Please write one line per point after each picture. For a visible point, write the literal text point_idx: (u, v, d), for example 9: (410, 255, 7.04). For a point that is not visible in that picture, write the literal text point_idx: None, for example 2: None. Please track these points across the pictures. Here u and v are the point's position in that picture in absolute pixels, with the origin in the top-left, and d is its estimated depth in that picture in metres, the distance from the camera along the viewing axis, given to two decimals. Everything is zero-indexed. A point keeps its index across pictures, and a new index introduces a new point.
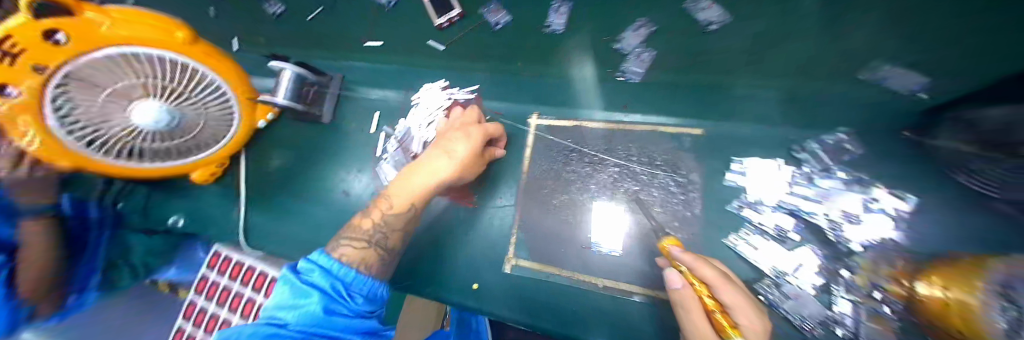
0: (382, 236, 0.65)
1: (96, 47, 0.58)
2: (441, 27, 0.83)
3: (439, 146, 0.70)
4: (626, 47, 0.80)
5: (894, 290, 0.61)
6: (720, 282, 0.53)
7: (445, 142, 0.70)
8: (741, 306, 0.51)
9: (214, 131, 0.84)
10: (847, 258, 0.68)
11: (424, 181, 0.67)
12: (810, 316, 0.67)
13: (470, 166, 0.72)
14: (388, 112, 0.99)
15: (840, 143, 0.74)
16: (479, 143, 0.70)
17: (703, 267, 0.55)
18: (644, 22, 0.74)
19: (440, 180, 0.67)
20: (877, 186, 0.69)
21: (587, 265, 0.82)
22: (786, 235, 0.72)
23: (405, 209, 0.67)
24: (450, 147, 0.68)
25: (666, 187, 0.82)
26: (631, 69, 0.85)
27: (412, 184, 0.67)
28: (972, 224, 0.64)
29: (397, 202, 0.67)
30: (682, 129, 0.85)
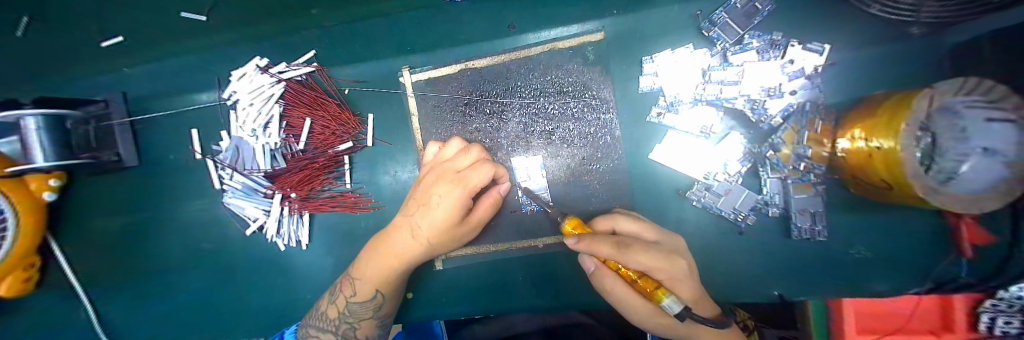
0: (348, 326, 0.62)
1: None
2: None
3: (411, 217, 0.60)
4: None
5: (818, 154, 0.57)
6: (625, 251, 0.43)
7: (417, 211, 0.59)
8: (653, 267, 0.43)
9: None
10: (771, 136, 0.61)
11: (395, 261, 0.60)
12: (742, 207, 0.62)
13: (449, 240, 0.60)
14: (220, 125, 0.73)
15: (748, 4, 0.60)
16: (453, 213, 0.55)
17: (602, 248, 0.42)
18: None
19: (408, 259, 0.60)
20: (793, 44, 0.60)
21: (518, 228, 0.72)
22: (711, 128, 0.63)
23: (370, 296, 0.61)
24: (416, 221, 0.58)
25: (582, 116, 0.70)
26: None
27: (372, 267, 0.61)
28: (873, 57, 0.62)
29: (361, 286, 0.61)
30: (582, 39, 0.70)
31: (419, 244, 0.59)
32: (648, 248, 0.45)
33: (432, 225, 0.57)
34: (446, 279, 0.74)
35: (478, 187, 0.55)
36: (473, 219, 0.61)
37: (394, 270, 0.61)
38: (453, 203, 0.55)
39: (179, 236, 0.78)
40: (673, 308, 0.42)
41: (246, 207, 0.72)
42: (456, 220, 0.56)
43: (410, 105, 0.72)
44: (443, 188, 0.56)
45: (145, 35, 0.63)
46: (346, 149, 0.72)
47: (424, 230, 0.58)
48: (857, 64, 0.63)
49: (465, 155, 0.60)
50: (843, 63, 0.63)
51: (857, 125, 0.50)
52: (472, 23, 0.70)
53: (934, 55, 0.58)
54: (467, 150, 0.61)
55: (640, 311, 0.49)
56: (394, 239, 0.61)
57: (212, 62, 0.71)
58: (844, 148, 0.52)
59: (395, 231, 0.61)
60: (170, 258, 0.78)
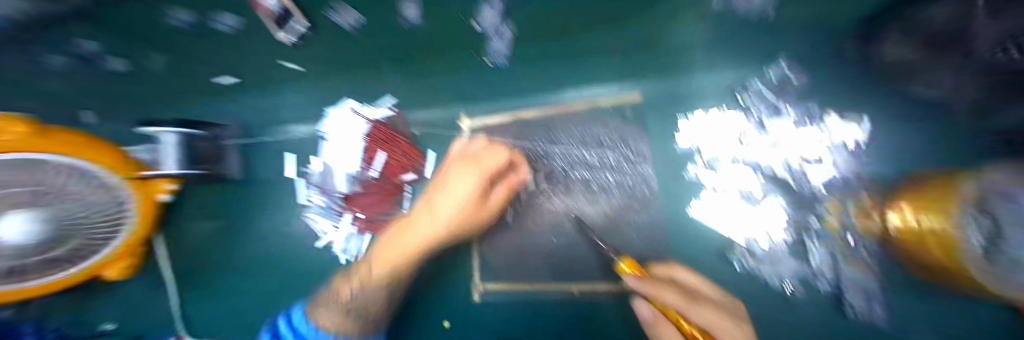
0: (359, 307, 0.68)
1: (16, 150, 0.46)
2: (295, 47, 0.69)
3: (432, 205, 0.69)
4: (485, 21, 0.63)
5: (867, 228, 0.59)
6: (687, 304, 0.51)
7: (434, 196, 0.70)
8: (711, 324, 0.49)
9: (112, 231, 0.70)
10: (814, 205, 0.63)
11: (404, 254, 0.67)
12: (789, 275, 0.62)
13: (467, 226, 0.69)
14: (306, 151, 0.87)
15: (784, 78, 0.67)
16: (474, 195, 0.67)
17: (666, 294, 0.52)
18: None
19: (429, 238, 0.67)
20: (830, 115, 0.64)
21: (554, 271, 0.75)
22: (750, 191, 0.66)
23: (379, 282, 0.68)
24: (437, 207, 0.67)
25: (620, 167, 0.76)
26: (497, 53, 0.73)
27: (404, 243, 0.68)
28: None
29: (376, 271, 0.69)
30: (622, 99, 0.78)
31: (439, 230, 0.67)
32: (710, 307, 0.53)
33: (452, 215, 0.66)
34: (479, 315, 0.76)
35: (493, 168, 0.69)
36: (493, 202, 0.71)
37: (415, 256, 0.68)
38: (470, 188, 0.67)
39: (254, 242, 0.90)
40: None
41: (321, 221, 0.85)
42: (476, 200, 0.68)
43: (464, 145, 0.82)
44: (461, 171, 0.69)
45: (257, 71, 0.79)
46: (409, 180, 0.83)
47: (442, 217, 0.66)
48: (938, 137, 0.57)
49: (489, 150, 0.74)
50: (909, 135, 0.60)
51: (907, 198, 0.54)
52: (523, 79, 0.80)
53: None
54: (490, 147, 0.75)
55: None
56: (414, 222, 0.70)
57: (309, 99, 0.87)
58: (895, 225, 0.55)
59: (405, 227, 0.70)
60: (243, 261, 0.90)
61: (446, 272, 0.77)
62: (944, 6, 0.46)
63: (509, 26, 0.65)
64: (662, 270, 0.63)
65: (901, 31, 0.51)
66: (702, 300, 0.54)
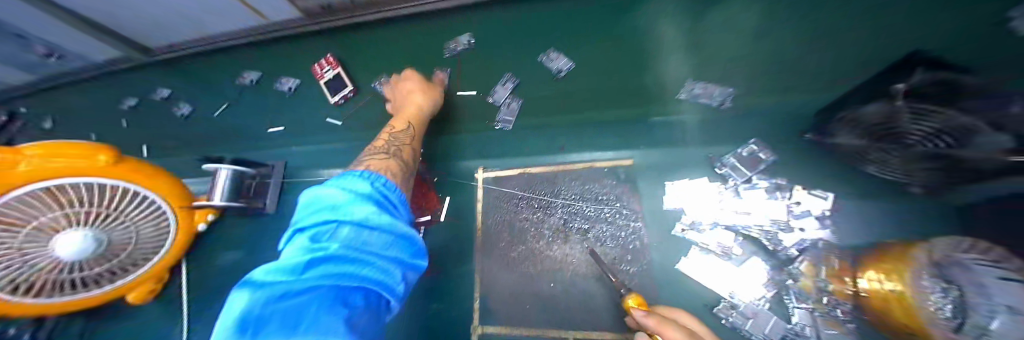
0: (395, 148, 0.70)
1: (36, 182, 0.59)
2: (339, 104, 0.99)
3: (404, 106, 0.81)
4: (498, 98, 0.91)
5: (839, 291, 0.64)
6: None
7: (411, 98, 0.81)
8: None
9: (149, 249, 0.81)
10: (790, 266, 0.69)
11: (406, 115, 0.78)
12: (773, 333, 0.65)
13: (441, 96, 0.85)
14: None
15: (754, 153, 0.80)
16: (432, 89, 0.84)
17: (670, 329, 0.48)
18: (509, 78, 0.88)
19: (424, 102, 0.81)
20: (797, 188, 0.75)
21: (553, 316, 0.81)
22: (730, 249, 0.73)
23: (404, 128, 0.76)
24: (419, 100, 0.81)
25: (614, 221, 0.84)
26: (504, 118, 0.94)
27: (399, 135, 0.74)
28: (870, 205, 0.73)
29: (366, 157, 0.68)
30: (615, 162, 0.90)
31: (423, 101, 0.81)
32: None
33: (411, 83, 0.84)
34: None
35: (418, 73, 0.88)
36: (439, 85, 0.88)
37: (420, 111, 0.80)
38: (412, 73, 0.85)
39: None
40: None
41: None
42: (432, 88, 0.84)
43: (478, 194, 0.95)
44: (413, 92, 0.82)
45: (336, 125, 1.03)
46: (424, 221, 0.90)
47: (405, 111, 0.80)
48: (872, 210, 0.73)
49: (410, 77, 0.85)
50: None
51: (872, 267, 0.59)
52: (532, 141, 0.96)
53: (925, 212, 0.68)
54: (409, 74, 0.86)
55: None
56: (404, 109, 0.80)
57: (353, 147, 1.04)
58: (865, 287, 0.58)
59: (395, 130, 0.75)
60: None
61: (455, 308, 0.87)
62: (875, 105, 0.59)
63: (517, 102, 0.92)
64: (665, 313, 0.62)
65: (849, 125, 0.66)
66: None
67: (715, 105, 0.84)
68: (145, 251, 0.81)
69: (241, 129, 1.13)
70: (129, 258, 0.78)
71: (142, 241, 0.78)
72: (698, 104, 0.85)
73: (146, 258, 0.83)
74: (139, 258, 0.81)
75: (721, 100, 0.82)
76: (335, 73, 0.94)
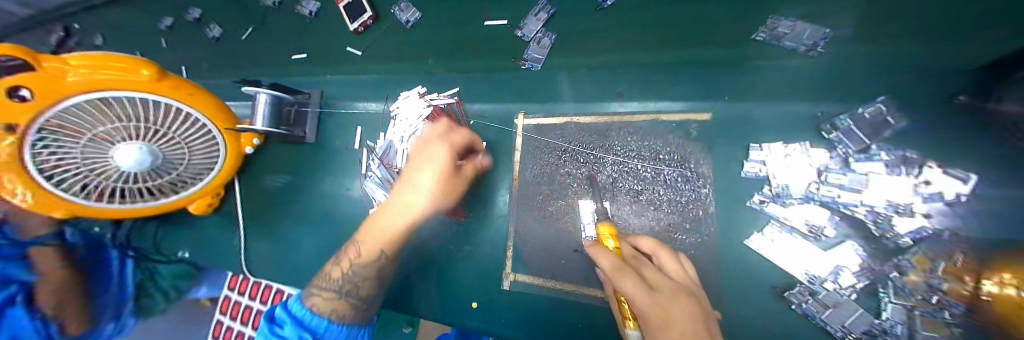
0: (348, 286, 0.68)
1: (65, 96, 0.58)
2: (358, 31, 0.94)
3: (399, 196, 0.68)
4: (528, 32, 0.85)
5: (955, 291, 0.52)
6: (620, 273, 0.47)
7: (405, 189, 0.68)
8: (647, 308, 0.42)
9: (200, 168, 0.82)
10: (896, 257, 0.58)
11: (385, 233, 0.69)
12: (853, 327, 0.57)
13: (445, 194, 0.72)
14: (368, 126, 0.93)
15: (879, 115, 0.61)
16: (445, 168, 0.66)
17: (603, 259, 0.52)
18: (543, 7, 0.85)
19: (416, 213, 0.69)
20: (930, 166, 0.57)
21: (589, 274, 0.77)
22: (821, 231, 0.62)
23: (372, 258, 0.70)
24: (416, 181, 0.67)
25: (675, 184, 0.74)
26: (532, 56, 0.84)
27: (382, 227, 0.69)
28: None
29: (365, 249, 0.70)
30: (687, 116, 0.76)
31: (423, 201, 0.68)
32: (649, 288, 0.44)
33: (431, 181, 0.67)
34: (509, 296, 0.83)
35: (460, 142, 0.70)
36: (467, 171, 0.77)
37: (388, 242, 0.70)
38: (443, 159, 0.66)
39: (310, 201, 0.96)
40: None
41: (377, 192, 0.84)
42: (446, 175, 0.68)
43: (518, 142, 0.86)
44: (431, 152, 0.67)
45: (369, 55, 0.95)
46: None
47: (422, 187, 0.67)
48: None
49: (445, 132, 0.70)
50: None
51: (1011, 269, 0.47)
52: (585, 86, 0.83)
53: None
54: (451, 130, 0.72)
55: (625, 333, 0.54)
56: (379, 219, 0.70)
57: (383, 79, 0.94)
58: (990, 291, 0.47)
59: (379, 213, 0.70)
60: (297, 218, 0.97)
61: (487, 252, 0.87)
62: None
63: (548, 39, 0.85)
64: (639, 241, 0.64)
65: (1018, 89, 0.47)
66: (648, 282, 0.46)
67: (802, 49, 0.69)
68: (200, 167, 0.82)
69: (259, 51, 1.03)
70: (185, 172, 0.80)
71: (196, 157, 0.79)
72: (782, 48, 0.70)
73: (202, 173, 0.84)
74: (195, 172, 0.82)
75: (813, 42, 0.68)
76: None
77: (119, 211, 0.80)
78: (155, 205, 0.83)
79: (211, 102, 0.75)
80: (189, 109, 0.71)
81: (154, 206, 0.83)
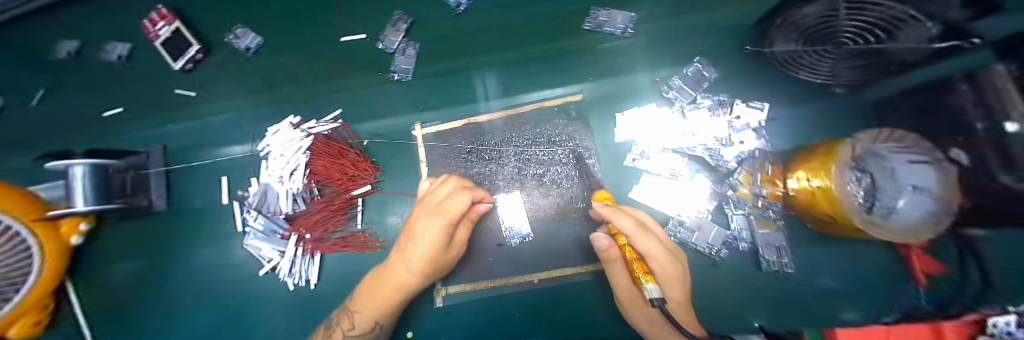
0: None
1: None
2: (187, 70, 0.73)
3: (404, 252, 0.69)
4: (389, 44, 0.76)
5: (772, 193, 0.69)
6: (637, 231, 0.57)
7: (407, 246, 0.68)
8: (652, 252, 0.57)
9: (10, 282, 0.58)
10: (729, 178, 0.72)
11: (382, 297, 0.68)
12: (714, 241, 0.70)
13: (435, 269, 0.69)
14: (251, 172, 0.84)
15: (698, 71, 0.77)
16: (440, 238, 0.66)
17: (621, 220, 0.57)
18: (401, 16, 0.75)
19: (409, 288, 0.68)
20: (737, 103, 0.73)
21: (513, 264, 0.80)
22: (679, 172, 0.74)
23: (367, 330, 0.67)
24: (412, 253, 0.67)
25: (569, 162, 0.81)
26: (400, 67, 0.79)
27: (378, 294, 0.68)
28: (795, 111, 0.78)
29: (361, 319, 0.67)
30: (566, 99, 0.84)
31: (412, 276, 0.67)
32: (656, 241, 0.58)
33: (424, 255, 0.66)
34: (442, 313, 0.79)
35: (459, 213, 0.65)
36: (456, 241, 0.72)
37: (391, 302, 0.68)
38: (438, 232, 0.65)
39: (202, 271, 0.85)
40: (652, 293, 0.53)
41: (263, 248, 0.79)
42: (443, 243, 0.67)
43: (420, 154, 0.85)
44: (427, 222, 0.66)
45: (222, 93, 0.81)
46: (361, 193, 0.82)
47: (413, 259, 0.66)
48: (785, 118, 0.78)
49: (445, 186, 0.69)
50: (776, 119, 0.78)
51: (800, 168, 0.64)
52: (474, 87, 0.85)
53: (837, 114, 0.75)
54: (446, 182, 0.71)
55: (623, 290, 0.63)
56: (390, 273, 0.69)
57: (256, 117, 0.86)
58: (794, 188, 0.63)
59: (389, 267, 0.69)
60: (183, 295, 0.84)
61: None
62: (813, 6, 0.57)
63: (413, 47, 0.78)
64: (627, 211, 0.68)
65: (786, 31, 0.62)
66: (653, 234, 0.60)
67: (618, 33, 0.76)
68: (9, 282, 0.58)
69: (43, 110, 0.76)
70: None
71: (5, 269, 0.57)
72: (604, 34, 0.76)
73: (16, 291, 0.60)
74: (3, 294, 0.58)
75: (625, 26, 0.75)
76: (171, 28, 0.67)
77: None
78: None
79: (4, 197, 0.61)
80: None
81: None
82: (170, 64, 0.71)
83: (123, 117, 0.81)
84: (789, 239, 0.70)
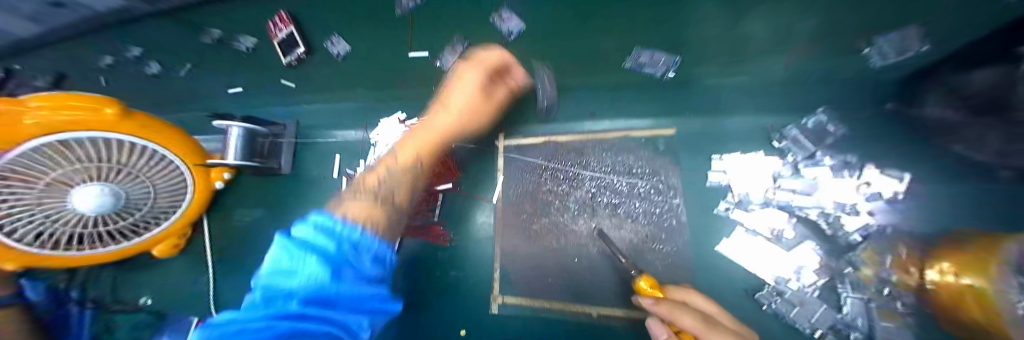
0: (381, 191, 0.58)
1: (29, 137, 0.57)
2: (291, 65, 0.94)
3: (444, 107, 0.78)
4: (446, 63, 0.87)
5: (904, 283, 0.57)
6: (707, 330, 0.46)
7: (450, 94, 0.78)
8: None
9: (166, 206, 0.80)
10: (849, 254, 0.63)
11: (427, 139, 0.72)
12: (819, 322, 0.62)
13: (478, 113, 0.78)
14: (354, 154, 0.96)
15: (821, 125, 0.69)
16: (477, 89, 0.76)
17: (682, 317, 0.48)
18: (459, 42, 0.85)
19: (444, 132, 0.75)
20: (868, 168, 0.65)
21: (575, 291, 0.77)
22: (782, 234, 0.67)
23: (410, 163, 0.67)
24: (450, 104, 0.77)
25: (648, 197, 0.78)
26: None
27: (430, 127, 0.74)
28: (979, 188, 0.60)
29: (402, 159, 0.67)
30: (653, 132, 0.82)
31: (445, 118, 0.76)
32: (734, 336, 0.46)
33: (457, 107, 0.76)
34: (497, 323, 0.81)
35: (490, 63, 0.76)
36: (495, 100, 0.80)
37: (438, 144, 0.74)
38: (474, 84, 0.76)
39: None
40: None
41: None
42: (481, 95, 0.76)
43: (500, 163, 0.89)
44: (466, 75, 0.77)
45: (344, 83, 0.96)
46: (444, 189, 0.87)
47: (454, 107, 0.77)
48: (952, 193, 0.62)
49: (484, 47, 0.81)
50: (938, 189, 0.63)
51: (946, 258, 0.51)
52: (559, 107, 0.88)
53: None
54: (487, 45, 0.81)
55: None
56: (432, 121, 0.76)
57: (364, 108, 0.98)
58: (932, 280, 0.52)
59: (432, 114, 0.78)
60: None
61: (470, 279, 0.85)
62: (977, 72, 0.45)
63: None
64: (676, 293, 0.60)
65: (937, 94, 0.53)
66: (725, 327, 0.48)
67: (658, 75, 0.80)
68: (161, 207, 0.79)
69: (233, 83, 1.03)
70: (150, 212, 0.77)
71: (160, 196, 0.77)
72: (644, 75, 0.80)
73: (161, 217, 0.80)
74: (159, 212, 0.79)
75: (665, 69, 0.78)
76: (287, 31, 0.87)
77: (63, 264, 0.76)
78: (74, 256, 0.74)
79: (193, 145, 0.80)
80: (161, 149, 0.72)
81: (72, 258, 0.75)
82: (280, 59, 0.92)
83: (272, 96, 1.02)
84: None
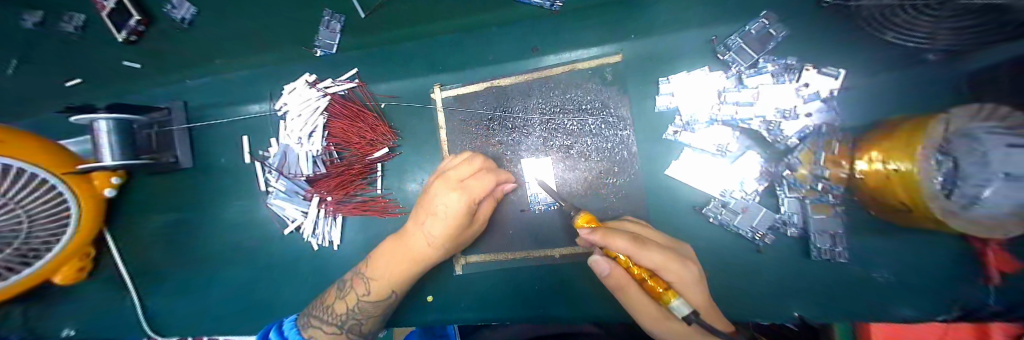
0: (355, 322, 0.66)
1: None
2: (131, 41, 0.77)
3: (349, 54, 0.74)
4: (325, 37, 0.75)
5: (835, 175, 0.59)
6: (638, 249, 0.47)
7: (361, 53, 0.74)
8: (662, 264, 0.48)
9: (51, 231, 0.64)
10: (787, 157, 0.64)
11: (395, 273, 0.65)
12: (760, 225, 0.64)
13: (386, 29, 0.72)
14: (269, 133, 0.82)
15: (763, 30, 0.64)
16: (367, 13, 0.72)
17: (616, 241, 0.46)
18: (333, 16, 0.75)
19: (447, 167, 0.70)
20: (808, 69, 0.62)
21: (534, 237, 0.76)
22: (728, 147, 0.66)
23: (383, 297, 0.66)
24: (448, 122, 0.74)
25: (600, 132, 0.74)
26: (324, 41, 0.75)
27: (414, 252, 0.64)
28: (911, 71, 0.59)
29: (375, 287, 0.66)
30: (600, 61, 0.74)
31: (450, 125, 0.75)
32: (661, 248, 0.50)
33: (441, 232, 0.62)
34: (463, 282, 0.80)
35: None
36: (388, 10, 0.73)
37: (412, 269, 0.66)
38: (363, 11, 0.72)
39: (224, 229, 0.85)
40: (681, 309, 0.41)
41: (287, 207, 0.80)
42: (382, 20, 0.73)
43: (439, 119, 0.79)
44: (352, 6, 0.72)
45: (229, 48, 0.79)
46: (380, 156, 0.79)
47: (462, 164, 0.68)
48: (882, 81, 0.61)
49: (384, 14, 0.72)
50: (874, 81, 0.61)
51: (874, 147, 0.51)
52: (497, 46, 0.77)
53: None
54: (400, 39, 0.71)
55: (649, 314, 0.53)
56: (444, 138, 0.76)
57: (263, 76, 0.81)
58: (862, 169, 0.53)
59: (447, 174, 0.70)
60: (210, 250, 0.86)
61: None
62: None
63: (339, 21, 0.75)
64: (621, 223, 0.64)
65: None
66: (652, 243, 0.51)
67: (547, 6, 0.71)
68: (47, 233, 0.63)
69: (81, 66, 0.81)
70: (32, 240, 0.61)
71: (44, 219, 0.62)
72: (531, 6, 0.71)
73: (50, 243, 0.65)
74: (46, 238, 0.64)
75: None
76: None
77: None
78: None
79: (42, 151, 0.63)
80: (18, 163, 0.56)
81: None
82: (113, 35, 0.75)
83: (139, 77, 0.82)
84: (847, 226, 0.61)
